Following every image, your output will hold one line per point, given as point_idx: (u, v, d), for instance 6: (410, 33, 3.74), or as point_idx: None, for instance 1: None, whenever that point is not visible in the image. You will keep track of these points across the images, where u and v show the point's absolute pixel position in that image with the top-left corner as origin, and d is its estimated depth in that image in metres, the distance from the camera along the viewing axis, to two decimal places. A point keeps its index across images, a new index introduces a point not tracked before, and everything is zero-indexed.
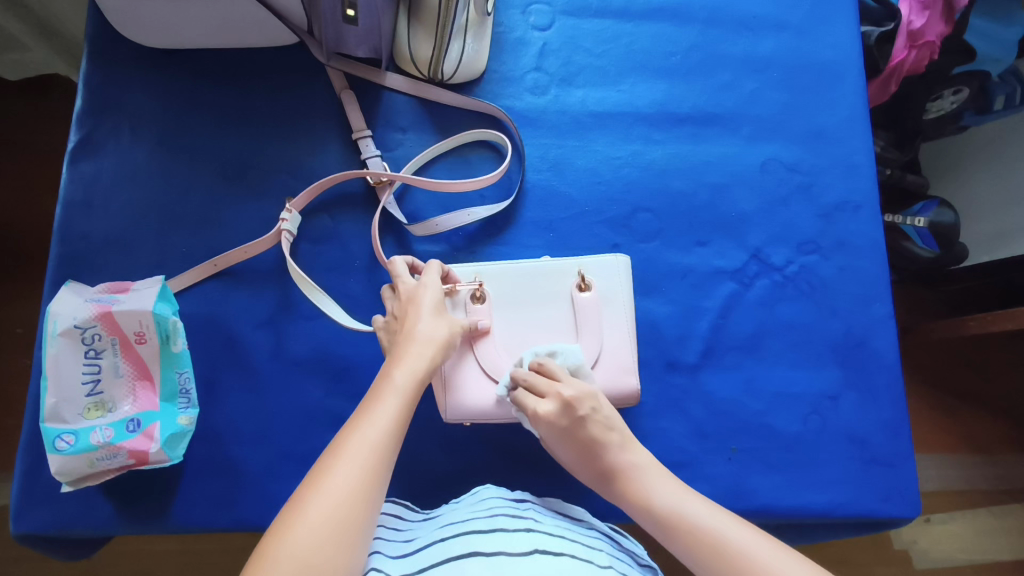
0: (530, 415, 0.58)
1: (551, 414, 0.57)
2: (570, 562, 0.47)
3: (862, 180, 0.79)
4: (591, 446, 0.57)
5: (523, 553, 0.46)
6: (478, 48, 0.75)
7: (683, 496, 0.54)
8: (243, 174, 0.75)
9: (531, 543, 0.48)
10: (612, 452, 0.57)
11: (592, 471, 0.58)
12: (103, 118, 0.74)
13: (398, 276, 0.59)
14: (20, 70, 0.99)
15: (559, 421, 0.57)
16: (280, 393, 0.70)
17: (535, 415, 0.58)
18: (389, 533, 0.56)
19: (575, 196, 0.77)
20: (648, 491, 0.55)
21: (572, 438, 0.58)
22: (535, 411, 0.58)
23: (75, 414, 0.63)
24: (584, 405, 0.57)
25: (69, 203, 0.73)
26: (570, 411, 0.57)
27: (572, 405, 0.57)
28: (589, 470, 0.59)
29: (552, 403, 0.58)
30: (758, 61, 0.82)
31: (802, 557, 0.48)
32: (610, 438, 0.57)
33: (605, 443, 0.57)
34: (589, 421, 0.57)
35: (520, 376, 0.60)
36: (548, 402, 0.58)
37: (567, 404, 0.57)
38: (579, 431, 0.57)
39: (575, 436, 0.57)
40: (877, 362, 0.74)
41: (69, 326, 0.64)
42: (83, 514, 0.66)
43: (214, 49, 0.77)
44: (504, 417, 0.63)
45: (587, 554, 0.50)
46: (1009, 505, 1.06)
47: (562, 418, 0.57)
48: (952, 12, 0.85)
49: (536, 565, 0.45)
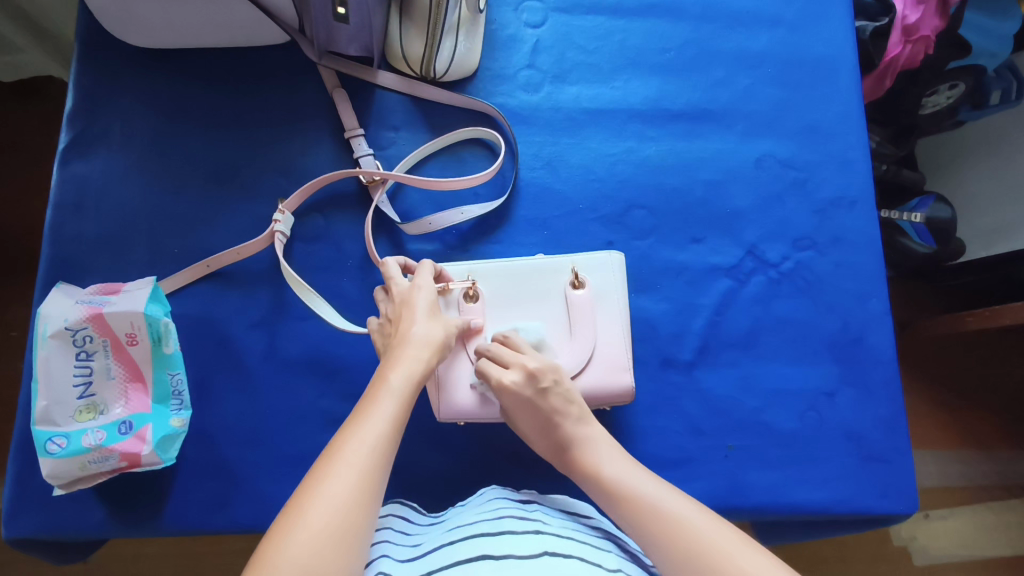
0: (493, 386, 0.57)
1: (515, 384, 0.57)
2: (580, 564, 0.46)
3: (858, 175, 0.79)
4: (551, 418, 0.57)
5: (532, 556, 0.46)
6: (471, 45, 0.75)
7: (630, 468, 0.55)
8: (235, 174, 0.74)
9: (541, 545, 0.48)
10: (569, 424, 0.57)
11: (550, 444, 0.58)
12: (93, 118, 0.74)
13: (391, 277, 0.58)
14: (13, 73, 0.98)
15: (523, 391, 0.57)
16: (274, 394, 0.69)
17: (499, 384, 0.57)
18: (397, 536, 0.56)
19: (569, 194, 0.76)
20: (597, 462, 0.56)
21: (534, 409, 0.57)
22: (500, 379, 0.57)
23: (66, 416, 0.62)
24: (547, 377, 0.57)
25: (60, 204, 0.72)
26: (535, 382, 0.57)
27: (536, 375, 0.57)
28: (546, 442, 0.58)
29: (517, 373, 0.57)
30: (752, 57, 0.81)
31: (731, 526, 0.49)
32: (569, 410, 0.57)
33: (564, 415, 0.57)
34: (550, 392, 0.57)
35: (483, 347, 0.59)
36: (512, 371, 0.57)
37: (531, 374, 0.57)
38: (540, 401, 0.57)
39: (536, 406, 0.57)
40: (873, 358, 0.74)
41: (60, 328, 0.63)
42: (76, 517, 0.65)
43: (206, 48, 0.76)
44: (490, 416, 0.63)
45: (595, 556, 0.49)
46: (1007, 500, 1.06)
47: (526, 388, 0.57)
48: (946, 7, 0.84)
49: (547, 567, 0.45)
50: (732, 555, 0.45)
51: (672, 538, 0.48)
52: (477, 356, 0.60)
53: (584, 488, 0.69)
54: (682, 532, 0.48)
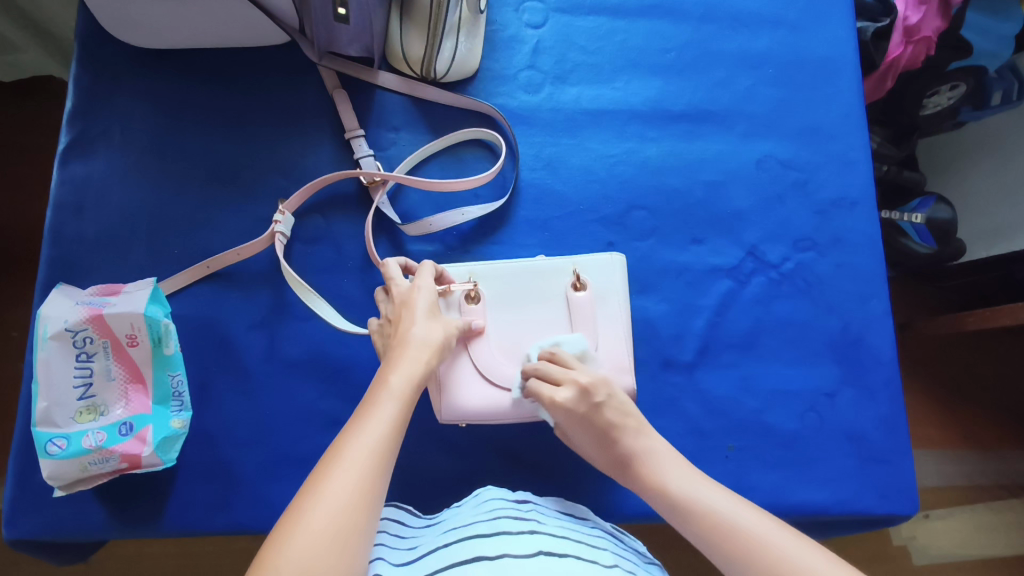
0: (547, 404, 0.57)
1: (569, 402, 0.56)
2: (575, 563, 0.46)
3: (859, 176, 0.79)
4: (608, 432, 0.57)
5: (527, 555, 0.46)
6: (471, 46, 0.75)
7: (701, 484, 0.53)
8: (235, 175, 0.74)
9: (535, 545, 0.48)
10: (628, 437, 0.57)
11: (611, 458, 0.58)
12: (92, 119, 0.74)
13: (391, 278, 0.58)
14: (12, 73, 0.98)
15: (576, 408, 0.56)
16: (274, 395, 0.69)
17: (553, 403, 0.57)
18: (392, 539, 0.56)
19: (570, 195, 0.76)
20: (662, 478, 0.55)
21: (589, 425, 0.57)
22: (552, 398, 0.57)
23: (66, 418, 0.62)
24: (600, 392, 0.57)
25: (60, 205, 0.72)
26: (588, 398, 0.56)
27: (588, 391, 0.57)
28: (606, 456, 0.58)
29: (569, 390, 0.57)
30: (753, 57, 0.81)
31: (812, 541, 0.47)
32: (626, 423, 0.57)
33: (623, 427, 0.57)
34: (605, 407, 0.57)
35: (534, 367, 0.59)
36: (564, 389, 0.57)
37: (584, 390, 0.56)
38: (597, 417, 0.56)
39: (592, 422, 0.57)
40: (873, 359, 0.74)
41: (61, 329, 0.63)
42: (76, 518, 0.65)
43: (205, 49, 0.76)
44: (521, 416, 0.63)
45: (591, 553, 0.49)
46: (1008, 500, 1.06)
47: (578, 405, 0.56)
48: (947, 8, 0.84)
49: (541, 566, 0.45)
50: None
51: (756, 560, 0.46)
52: (526, 375, 0.59)
53: (584, 489, 0.69)
54: (764, 551, 0.46)
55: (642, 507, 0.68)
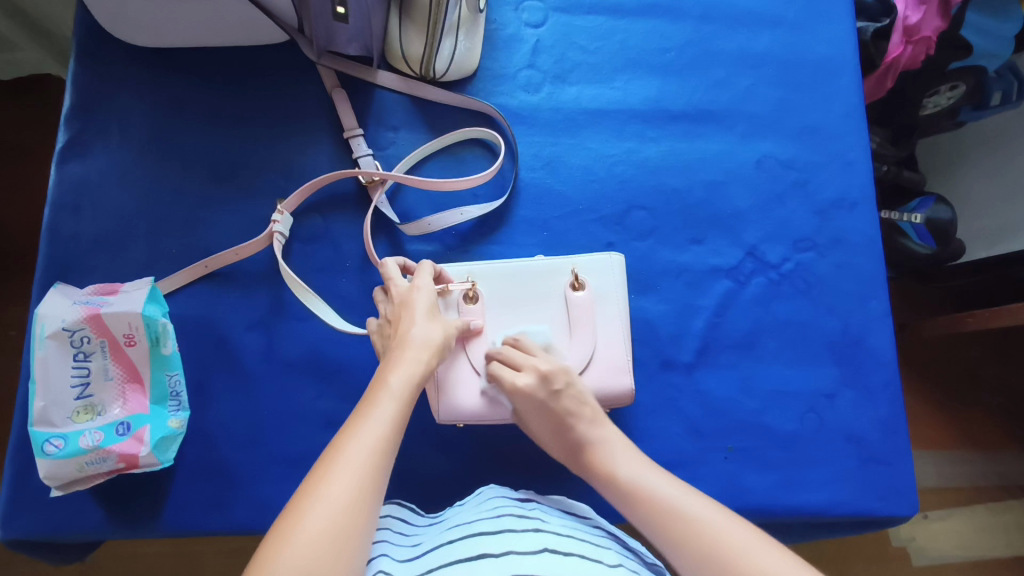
0: (506, 389, 0.58)
1: (529, 387, 0.57)
2: (579, 562, 0.46)
3: (858, 176, 0.79)
4: (564, 419, 0.57)
5: (531, 553, 0.46)
6: (470, 45, 0.74)
7: (646, 468, 0.55)
8: (234, 174, 0.74)
9: (540, 543, 0.48)
10: (583, 425, 0.57)
11: (566, 447, 0.59)
12: (91, 118, 0.74)
13: (389, 278, 0.58)
14: (10, 70, 0.99)
15: (536, 393, 0.57)
16: (272, 396, 0.69)
17: (513, 387, 0.57)
18: (396, 536, 0.56)
19: (569, 195, 0.76)
20: (609, 462, 0.56)
21: (546, 411, 0.58)
22: (513, 382, 0.57)
23: (63, 417, 0.62)
24: (559, 379, 0.58)
25: (58, 204, 0.72)
26: (547, 384, 0.57)
27: (549, 377, 0.58)
28: (560, 443, 0.59)
29: (529, 376, 0.58)
30: (753, 57, 0.81)
31: (749, 524, 0.48)
32: (582, 411, 0.58)
33: (579, 416, 0.58)
34: (563, 394, 0.58)
35: (495, 351, 0.60)
36: (524, 374, 0.58)
37: (544, 376, 0.57)
38: (554, 403, 0.57)
39: (551, 408, 0.57)
40: (873, 360, 0.74)
41: (58, 329, 0.63)
42: (73, 518, 0.65)
43: (204, 48, 0.76)
44: (494, 417, 0.63)
45: (595, 553, 0.49)
46: (1006, 501, 1.06)
47: (539, 390, 0.57)
48: (947, 8, 0.84)
49: (546, 564, 0.44)
50: (748, 552, 0.45)
51: (691, 538, 0.48)
52: (487, 360, 0.61)
53: (583, 490, 0.68)
54: (697, 530, 0.48)
55: None
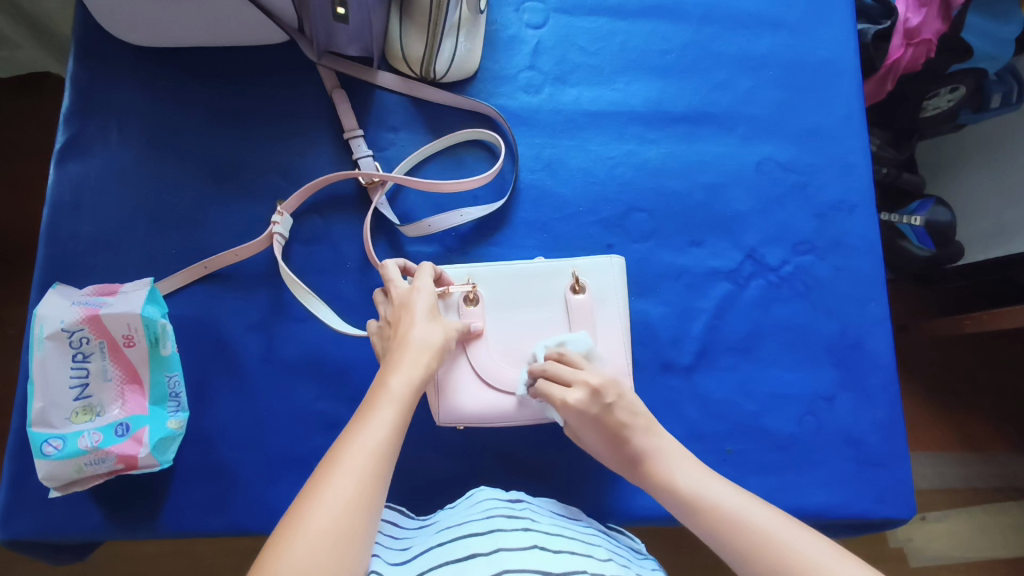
0: (558, 406, 0.56)
1: (581, 403, 0.55)
2: (569, 557, 0.46)
3: (859, 179, 0.79)
4: (619, 432, 0.56)
5: (521, 549, 0.46)
6: (471, 47, 0.74)
7: (709, 479, 0.53)
8: (233, 174, 0.74)
9: (529, 540, 0.48)
10: (637, 436, 0.56)
11: (621, 458, 0.58)
12: (90, 118, 0.73)
13: (389, 280, 0.58)
14: (9, 69, 0.98)
15: (589, 409, 0.55)
16: (271, 397, 0.69)
17: (564, 404, 0.56)
18: (387, 540, 0.56)
19: (569, 196, 0.76)
20: (669, 472, 0.55)
21: (600, 425, 0.56)
22: (563, 400, 0.56)
23: (62, 418, 0.62)
24: (611, 392, 0.56)
25: (56, 204, 0.72)
26: (599, 399, 0.56)
27: (600, 392, 0.56)
28: (617, 456, 0.58)
29: (580, 392, 0.56)
30: (754, 59, 0.81)
31: (821, 536, 0.46)
32: (636, 422, 0.56)
33: (632, 427, 0.56)
34: (616, 407, 0.56)
35: (541, 367, 0.58)
36: (575, 390, 0.56)
37: (595, 391, 0.56)
38: (607, 418, 0.56)
39: (604, 423, 0.56)
40: (871, 363, 0.74)
41: (57, 329, 0.63)
42: (71, 519, 0.65)
43: (204, 48, 0.76)
44: (528, 418, 0.63)
45: (586, 549, 0.49)
46: (1003, 503, 1.06)
47: (590, 406, 0.55)
48: (948, 9, 0.85)
49: (535, 559, 0.45)
50: (825, 563, 0.43)
51: (760, 550, 0.46)
52: (533, 375, 0.59)
53: (582, 492, 0.69)
54: (769, 542, 0.46)
55: (640, 509, 0.68)
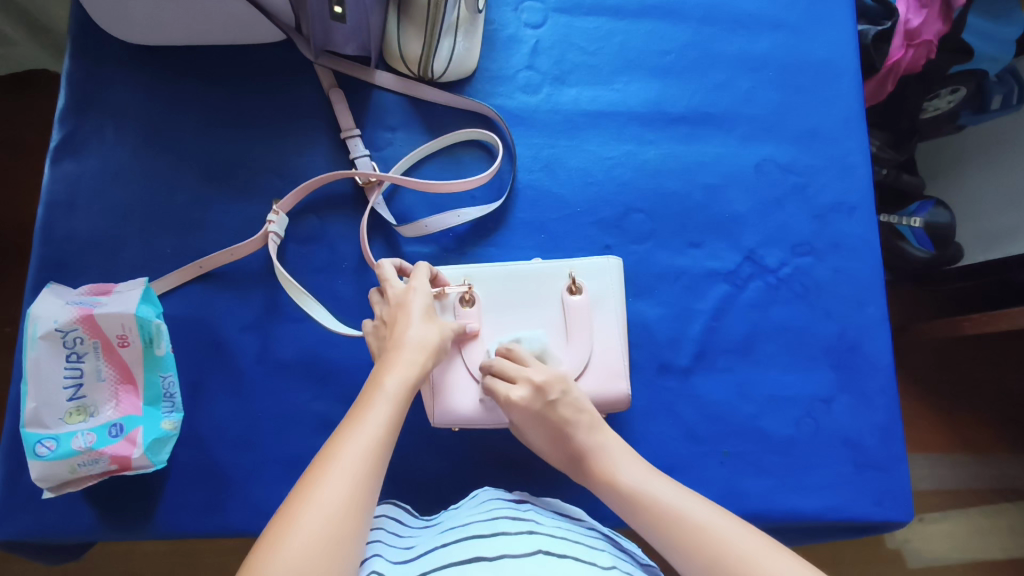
0: (502, 402, 0.57)
1: (524, 399, 0.57)
2: (572, 564, 0.46)
3: (858, 181, 0.78)
4: (562, 429, 0.57)
5: (526, 555, 0.45)
6: (469, 46, 0.74)
7: (650, 476, 0.55)
8: (229, 174, 0.73)
9: (534, 545, 0.47)
10: (582, 433, 0.57)
11: (566, 455, 0.59)
12: (85, 116, 0.73)
13: (386, 280, 0.57)
14: (6, 67, 0.96)
15: (531, 405, 0.57)
16: (267, 397, 0.69)
17: (507, 401, 0.57)
18: (390, 537, 0.55)
19: (567, 197, 0.76)
20: (612, 469, 0.56)
21: (543, 422, 0.57)
22: (507, 397, 0.57)
23: (56, 418, 0.62)
24: (555, 389, 0.57)
25: (51, 203, 0.71)
26: (542, 395, 0.57)
27: (544, 388, 0.57)
28: (560, 453, 0.59)
29: (524, 389, 0.57)
30: (753, 60, 0.81)
31: (753, 528, 0.49)
32: (579, 419, 0.57)
33: (576, 424, 0.57)
34: (560, 403, 0.57)
35: (488, 364, 0.59)
36: (518, 387, 0.57)
37: (539, 388, 0.57)
38: (550, 414, 0.57)
39: (547, 419, 0.57)
40: (870, 366, 0.74)
41: (51, 329, 0.62)
42: (65, 520, 0.65)
43: (200, 46, 0.75)
44: (493, 422, 0.62)
45: (588, 555, 0.49)
46: (1001, 505, 1.06)
47: (533, 402, 0.57)
48: (949, 11, 0.85)
49: (539, 567, 0.44)
50: (755, 555, 0.46)
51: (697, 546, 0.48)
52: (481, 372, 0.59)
53: (579, 493, 0.68)
54: (706, 537, 0.48)
55: None
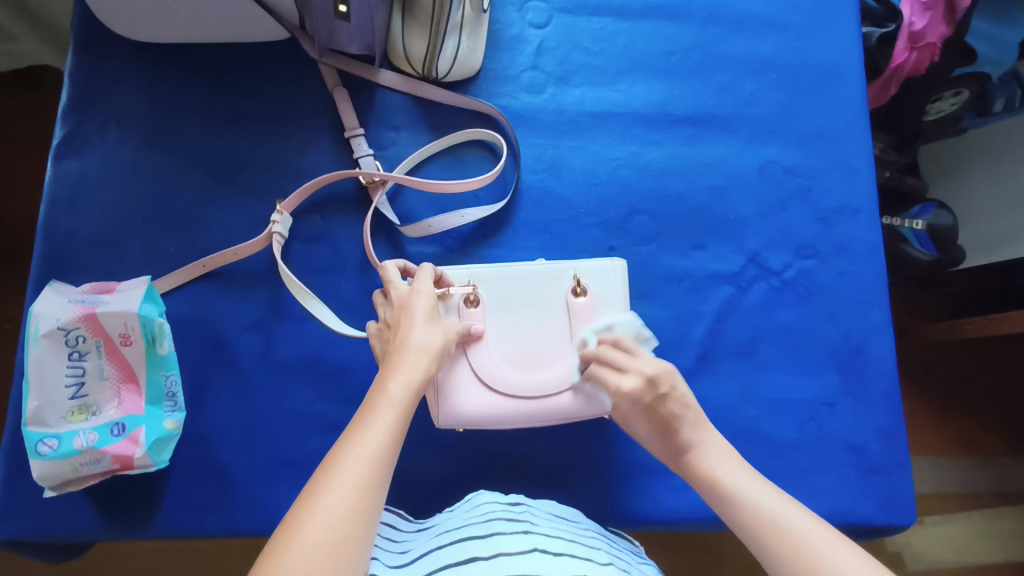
0: (612, 392, 0.57)
1: (635, 390, 0.55)
2: (569, 561, 0.46)
3: (862, 183, 0.78)
4: (669, 425, 0.55)
5: (520, 553, 0.45)
6: (473, 45, 0.74)
7: (752, 480, 0.50)
8: (232, 172, 0.73)
9: (529, 543, 0.47)
10: (688, 429, 0.54)
11: (667, 448, 0.56)
12: (88, 113, 0.73)
13: (389, 281, 0.57)
14: (8, 62, 0.96)
15: (642, 397, 0.55)
16: (269, 397, 0.68)
17: (618, 391, 0.56)
18: (385, 542, 0.55)
19: (571, 198, 0.75)
20: (708, 468, 0.52)
21: (651, 415, 0.56)
22: (618, 387, 0.56)
23: (58, 417, 0.61)
24: (665, 382, 0.55)
25: (54, 200, 0.71)
26: (653, 388, 0.55)
27: (655, 381, 0.55)
28: (662, 447, 0.56)
29: (635, 379, 0.56)
30: (758, 61, 0.81)
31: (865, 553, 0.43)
32: (687, 415, 0.55)
33: (683, 419, 0.55)
34: (671, 398, 0.55)
35: (594, 353, 0.59)
36: (629, 377, 0.56)
37: (650, 381, 0.55)
38: (660, 408, 0.55)
39: (656, 413, 0.55)
40: (873, 369, 0.74)
41: (53, 328, 0.62)
42: (66, 520, 0.64)
43: (204, 44, 0.75)
44: (596, 413, 0.62)
45: (585, 552, 0.49)
46: (1002, 508, 1.06)
47: (644, 394, 0.55)
48: (953, 12, 0.83)
49: (534, 562, 0.44)
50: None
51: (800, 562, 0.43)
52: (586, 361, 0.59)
53: (581, 495, 0.68)
54: (809, 556, 0.43)
55: (639, 514, 0.68)
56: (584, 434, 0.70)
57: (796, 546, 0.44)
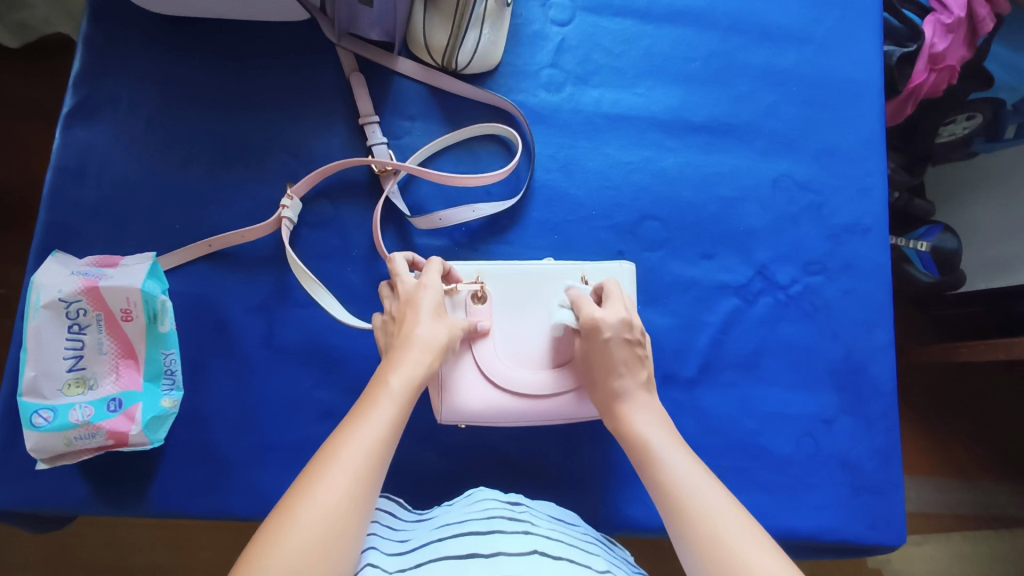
0: (582, 320, 0.55)
1: (607, 323, 0.54)
2: (569, 566, 0.45)
3: (873, 204, 0.78)
4: (613, 366, 0.55)
5: (521, 554, 0.45)
6: (495, 38, 0.72)
7: (672, 441, 0.51)
8: (244, 152, 0.72)
9: (530, 544, 0.47)
10: (625, 378, 0.55)
11: (601, 391, 0.56)
12: (100, 83, 0.72)
13: (397, 274, 0.56)
14: (21, 35, 0.95)
15: (610, 330, 0.54)
16: (268, 382, 0.68)
17: (590, 320, 0.55)
18: (385, 530, 0.55)
19: (583, 199, 0.75)
20: (635, 425, 0.53)
21: (603, 354, 0.55)
22: (593, 314, 0.55)
23: (54, 389, 0.61)
24: (634, 331, 0.56)
25: (60, 168, 0.70)
26: (624, 330, 0.55)
27: (628, 324, 0.55)
28: (601, 390, 0.56)
29: (612, 315, 0.55)
30: (778, 73, 0.80)
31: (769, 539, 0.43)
32: (634, 367, 0.55)
33: (628, 367, 0.55)
34: (629, 346, 0.55)
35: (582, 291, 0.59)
36: (608, 312, 0.55)
37: (625, 322, 0.55)
38: (618, 349, 0.55)
39: (610, 352, 0.55)
40: (872, 389, 0.74)
41: (54, 299, 0.61)
42: (58, 492, 0.64)
43: (221, 21, 0.74)
44: (576, 416, 0.63)
45: (582, 558, 0.48)
46: (984, 531, 1.07)
47: (616, 329, 0.54)
48: (974, 37, 0.84)
49: (535, 564, 0.44)
50: (745, 553, 0.41)
51: (693, 520, 0.44)
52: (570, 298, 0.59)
53: (576, 498, 0.68)
54: (708, 523, 0.44)
55: (634, 519, 0.68)
56: (582, 438, 0.70)
57: (696, 512, 0.45)
